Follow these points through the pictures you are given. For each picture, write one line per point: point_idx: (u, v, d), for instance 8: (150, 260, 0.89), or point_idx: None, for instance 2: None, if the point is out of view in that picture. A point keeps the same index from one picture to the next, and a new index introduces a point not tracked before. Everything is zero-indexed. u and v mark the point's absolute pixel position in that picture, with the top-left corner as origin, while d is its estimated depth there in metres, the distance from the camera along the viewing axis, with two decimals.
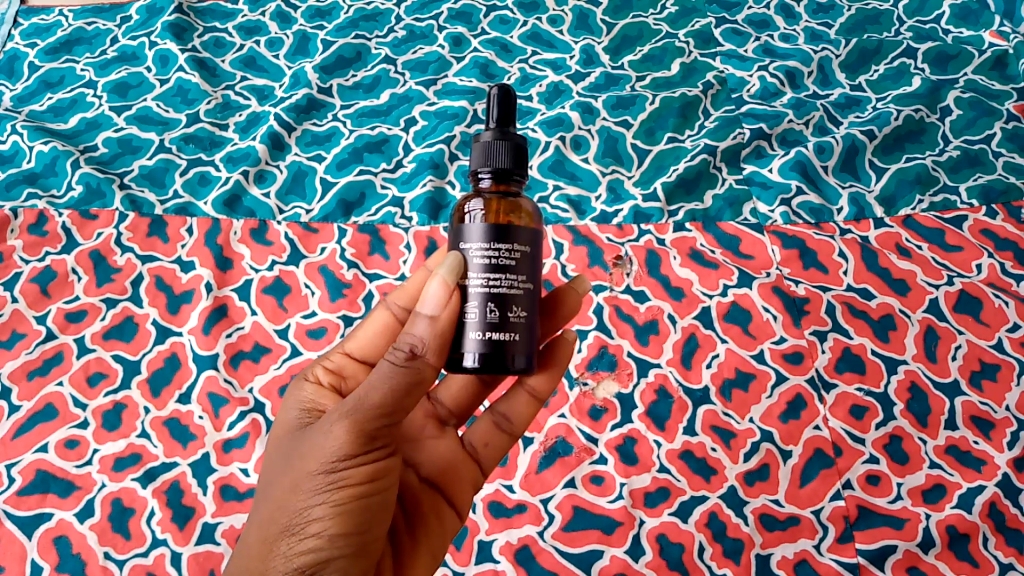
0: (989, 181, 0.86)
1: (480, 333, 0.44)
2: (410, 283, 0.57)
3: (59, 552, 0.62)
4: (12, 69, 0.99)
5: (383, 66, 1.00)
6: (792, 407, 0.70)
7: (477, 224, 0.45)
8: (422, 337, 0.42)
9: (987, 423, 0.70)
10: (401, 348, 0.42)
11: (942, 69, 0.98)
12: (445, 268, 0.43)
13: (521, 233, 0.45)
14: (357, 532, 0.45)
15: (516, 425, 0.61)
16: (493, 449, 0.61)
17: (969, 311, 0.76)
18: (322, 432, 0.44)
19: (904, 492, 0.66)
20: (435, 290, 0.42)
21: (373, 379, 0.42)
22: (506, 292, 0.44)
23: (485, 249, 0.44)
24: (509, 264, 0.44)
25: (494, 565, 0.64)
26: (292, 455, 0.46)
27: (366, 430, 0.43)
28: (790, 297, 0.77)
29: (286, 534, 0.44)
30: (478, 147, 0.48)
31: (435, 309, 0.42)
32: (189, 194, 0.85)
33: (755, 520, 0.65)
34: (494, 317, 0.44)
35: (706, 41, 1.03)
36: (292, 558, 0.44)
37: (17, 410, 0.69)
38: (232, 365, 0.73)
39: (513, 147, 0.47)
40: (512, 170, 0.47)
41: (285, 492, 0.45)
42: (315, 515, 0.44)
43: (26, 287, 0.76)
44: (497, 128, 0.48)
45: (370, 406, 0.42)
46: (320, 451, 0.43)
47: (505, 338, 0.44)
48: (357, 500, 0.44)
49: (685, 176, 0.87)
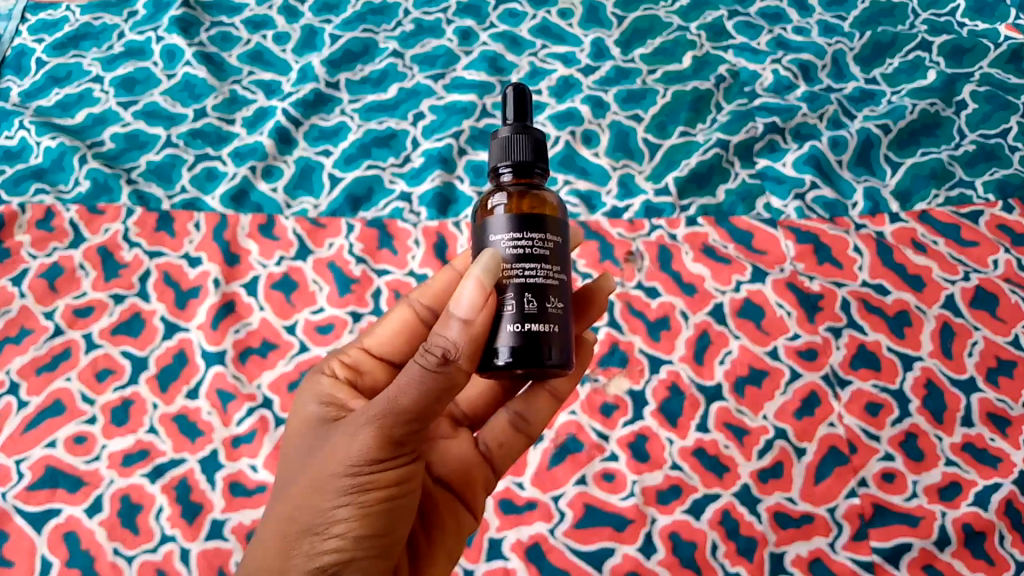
0: (1005, 176, 0.85)
1: (515, 326, 0.42)
2: (434, 282, 0.54)
3: (67, 548, 0.62)
4: (18, 65, 0.98)
5: (391, 60, 0.99)
6: (806, 404, 0.70)
7: (504, 216, 0.44)
8: (455, 341, 0.40)
9: (1004, 420, 0.69)
10: (432, 352, 0.40)
11: (957, 63, 0.97)
12: (481, 267, 0.41)
13: (552, 222, 0.44)
14: (382, 533, 0.44)
15: (534, 425, 0.60)
16: (509, 451, 0.60)
17: (985, 307, 0.75)
18: (347, 433, 0.43)
19: (920, 490, 0.65)
20: (470, 292, 0.41)
21: (403, 383, 0.41)
22: (541, 283, 0.43)
23: (515, 239, 0.43)
24: (542, 254, 0.43)
25: (504, 563, 0.63)
26: (314, 453, 0.46)
27: (393, 434, 0.42)
28: (804, 292, 0.76)
29: (308, 534, 0.44)
30: (496, 143, 0.48)
31: (469, 313, 0.40)
32: (196, 189, 0.84)
33: (768, 518, 0.64)
34: (531, 308, 0.43)
35: (717, 34, 1.02)
36: (315, 557, 0.44)
37: (25, 406, 0.68)
38: (240, 360, 0.72)
39: (534, 140, 0.47)
40: (535, 162, 0.47)
41: (306, 490, 0.45)
42: (340, 517, 0.43)
43: (33, 283, 0.76)
44: (515, 123, 0.48)
45: (400, 410, 0.41)
46: (344, 454, 0.43)
47: (541, 330, 0.42)
48: (382, 503, 0.43)
49: (696, 171, 0.86)
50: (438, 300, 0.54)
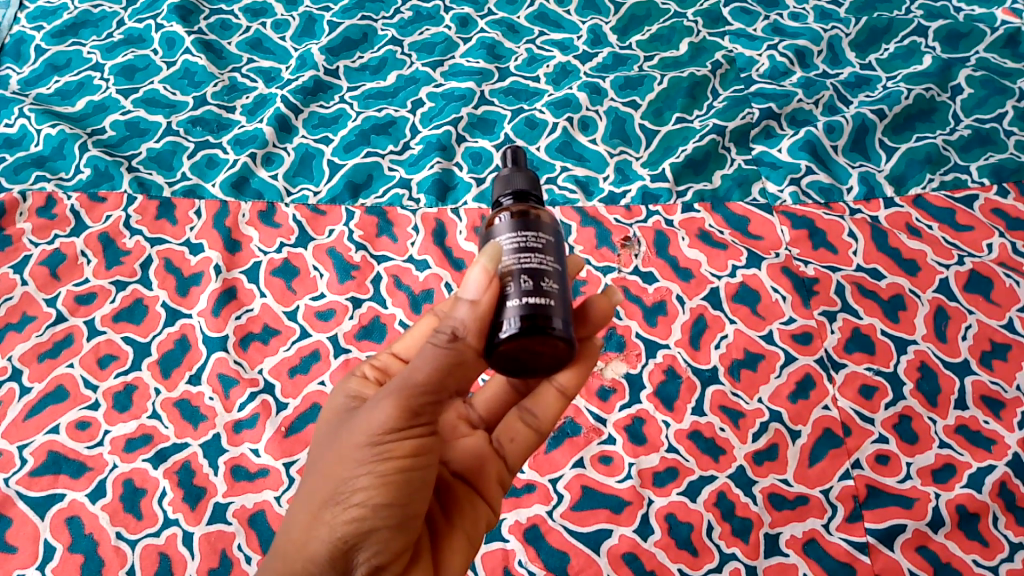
0: (1000, 161, 0.85)
1: (516, 300, 0.43)
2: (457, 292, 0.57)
3: (71, 533, 0.62)
4: (17, 53, 0.99)
5: (389, 47, 0.99)
6: (800, 387, 0.70)
7: (502, 221, 0.47)
8: (465, 320, 0.43)
9: (997, 403, 0.69)
10: (443, 331, 0.43)
11: (953, 48, 0.97)
12: (485, 254, 0.44)
13: (544, 223, 0.47)
14: (400, 504, 0.44)
15: (543, 421, 0.58)
16: (519, 445, 0.59)
17: (979, 291, 0.75)
18: (370, 408, 0.44)
19: (913, 471, 0.66)
20: (476, 275, 0.43)
21: (420, 359, 0.43)
22: (536, 267, 0.44)
23: (513, 236, 0.45)
24: (536, 246, 0.45)
25: (503, 544, 0.64)
26: (338, 433, 0.47)
27: (411, 406, 0.43)
28: (799, 277, 0.77)
29: (330, 504, 0.44)
30: (496, 180, 0.51)
31: (476, 293, 0.43)
32: (197, 176, 0.85)
33: (764, 499, 0.65)
34: (528, 286, 0.43)
35: (714, 20, 1.02)
36: (337, 526, 0.44)
37: (29, 392, 0.69)
38: (242, 346, 0.73)
39: (529, 173, 0.51)
40: (530, 189, 0.50)
41: (330, 463, 0.45)
42: (360, 485, 0.43)
43: (36, 270, 0.76)
44: (512, 165, 0.52)
45: (416, 383, 0.43)
46: (365, 426, 0.44)
47: (540, 304, 0.43)
48: (400, 473, 0.44)
49: (693, 157, 0.87)
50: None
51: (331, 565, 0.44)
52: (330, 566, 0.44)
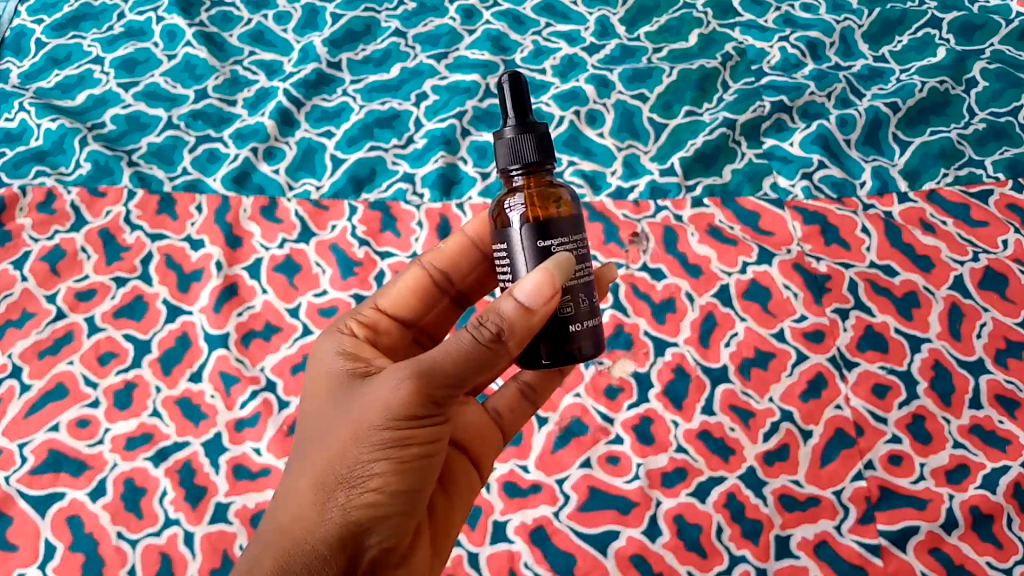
0: (1016, 155, 0.83)
1: (571, 321, 0.45)
2: (445, 246, 0.59)
3: (71, 532, 0.61)
4: (18, 47, 0.98)
5: (393, 39, 0.98)
6: (812, 386, 0.69)
7: (538, 218, 0.45)
8: (511, 320, 0.41)
9: (1013, 402, 0.68)
10: (486, 327, 0.41)
11: (967, 40, 0.95)
12: (554, 264, 0.42)
13: (578, 221, 0.46)
14: (413, 491, 0.43)
15: (543, 396, 0.59)
16: (518, 417, 0.58)
17: (994, 288, 0.74)
18: (385, 385, 0.43)
19: (927, 472, 0.65)
20: (536, 279, 0.41)
21: (446, 345, 0.42)
22: (589, 280, 0.45)
23: (563, 243, 0.44)
24: (584, 254, 0.45)
25: (509, 546, 0.62)
26: (347, 408, 0.45)
27: (430, 393, 0.41)
28: (811, 274, 0.75)
29: (342, 486, 0.43)
30: (502, 145, 0.47)
31: (531, 300, 0.41)
32: (198, 170, 0.84)
33: (775, 501, 0.64)
34: (586, 306, 0.45)
35: (723, 11, 1.01)
36: (350, 509, 0.43)
37: (28, 390, 0.68)
38: (243, 343, 0.72)
39: (537, 138, 0.46)
40: (542, 162, 0.47)
41: (342, 442, 0.44)
42: (376, 471, 0.42)
43: (36, 266, 0.75)
44: (518, 123, 0.47)
45: (441, 371, 0.41)
46: (382, 405, 0.42)
47: (592, 322, 0.45)
48: (417, 460, 0.43)
49: (702, 151, 0.85)
50: (450, 264, 0.59)
51: (337, 550, 0.43)
52: (338, 550, 0.43)
